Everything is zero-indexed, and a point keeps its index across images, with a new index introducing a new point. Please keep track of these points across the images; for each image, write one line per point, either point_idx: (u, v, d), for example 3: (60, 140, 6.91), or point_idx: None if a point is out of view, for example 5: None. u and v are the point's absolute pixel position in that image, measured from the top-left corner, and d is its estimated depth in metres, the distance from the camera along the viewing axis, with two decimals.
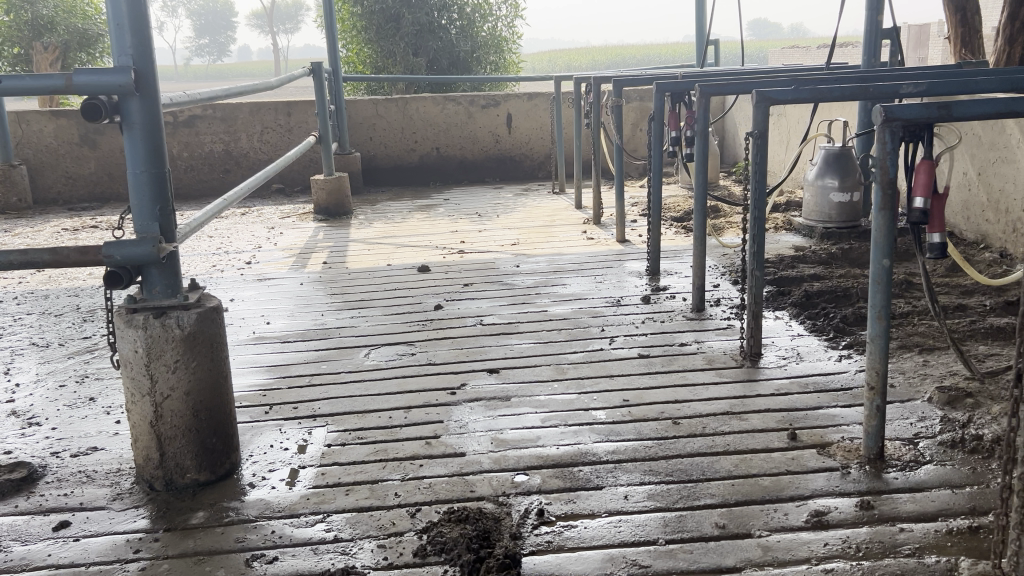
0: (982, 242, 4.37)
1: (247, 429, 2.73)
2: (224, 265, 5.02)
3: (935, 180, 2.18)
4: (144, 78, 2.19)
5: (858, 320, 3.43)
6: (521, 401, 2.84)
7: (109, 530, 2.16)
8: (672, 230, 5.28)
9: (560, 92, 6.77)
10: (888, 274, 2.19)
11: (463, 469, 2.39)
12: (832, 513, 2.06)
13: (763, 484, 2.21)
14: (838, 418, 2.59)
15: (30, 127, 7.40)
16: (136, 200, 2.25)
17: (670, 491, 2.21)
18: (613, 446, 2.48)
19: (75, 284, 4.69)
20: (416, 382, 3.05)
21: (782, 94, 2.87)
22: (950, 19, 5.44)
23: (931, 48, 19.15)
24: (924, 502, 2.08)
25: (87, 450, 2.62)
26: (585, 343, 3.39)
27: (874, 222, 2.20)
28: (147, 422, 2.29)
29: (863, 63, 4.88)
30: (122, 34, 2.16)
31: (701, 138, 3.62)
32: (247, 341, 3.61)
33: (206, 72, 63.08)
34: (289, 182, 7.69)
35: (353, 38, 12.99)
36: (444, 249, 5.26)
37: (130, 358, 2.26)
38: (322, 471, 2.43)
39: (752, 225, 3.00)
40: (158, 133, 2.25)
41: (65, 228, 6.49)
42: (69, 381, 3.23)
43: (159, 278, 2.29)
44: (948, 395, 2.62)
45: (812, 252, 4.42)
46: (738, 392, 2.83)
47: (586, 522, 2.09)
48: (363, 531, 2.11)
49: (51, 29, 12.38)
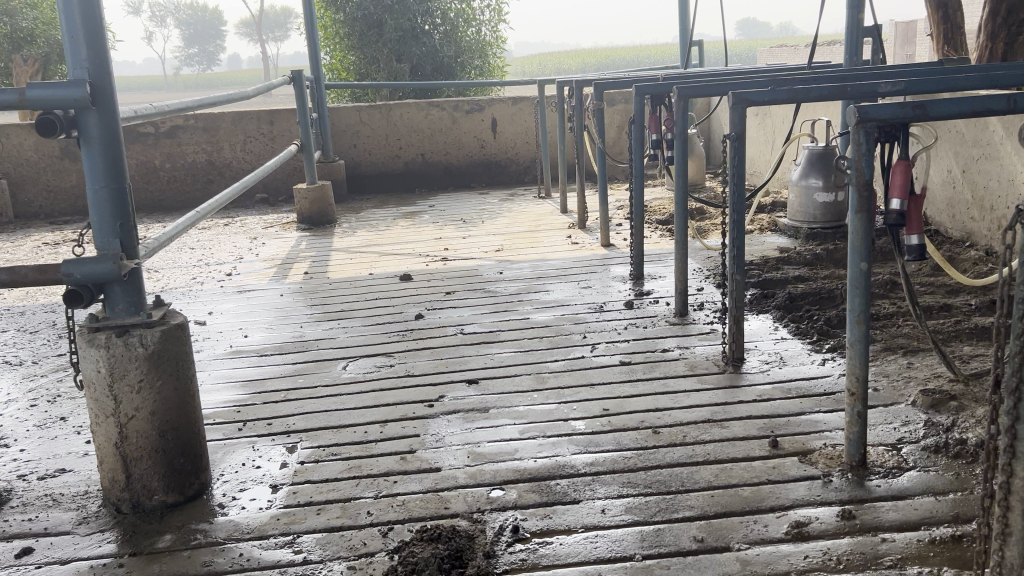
0: (967, 241, 4.34)
1: (219, 447, 2.68)
2: (203, 277, 4.96)
3: (911, 181, 2.14)
4: (102, 92, 2.14)
5: (841, 323, 3.38)
6: (499, 413, 2.80)
7: (72, 557, 2.10)
8: (656, 233, 5.25)
9: (543, 96, 6.72)
10: (866, 277, 2.15)
11: (438, 484, 2.34)
12: (813, 524, 2.01)
13: (743, 495, 2.16)
14: (821, 425, 2.54)
15: (11, 141, 7.31)
16: (96, 216, 2.19)
17: (648, 504, 2.16)
18: (592, 458, 2.43)
19: (53, 300, 4.62)
20: (393, 396, 3.00)
21: (759, 96, 2.81)
22: (931, 15, 5.40)
23: (918, 45, 19.28)
24: (907, 510, 2.04)
25: (54, 473, 2.56)
26: (567, 351, 3.34)
27: (851, 226, 2.15)
28: (112, 443, 2.23)
29: (845, 62, 4.85)
30: (77, 47, 2.11)
31: (680, 141, 3.57)
32: (223, 355, 3.55)
33: (194, 82, 63.18)
34: (273, 192, 7.63)
35: (336, 45, 12.94)
36: (427, 257, 5.21)
37: (93, 379, 2.20)
38: (293, 490, 2.38)
39: (733, 228, 2.96)
40: (117, 147, 2.20)
41: (45, 242, 6.43)
42: (42, 400, 3.17)
43: (122, 297, 2.23)
44: (932, 398, 2.58)
45: (797, 254, 4.38)
46: (720, 399, 2.78)
47: (562, 539, 2.04)
48: (333, 552, 2.05)
49: (32, 41, 12.36)
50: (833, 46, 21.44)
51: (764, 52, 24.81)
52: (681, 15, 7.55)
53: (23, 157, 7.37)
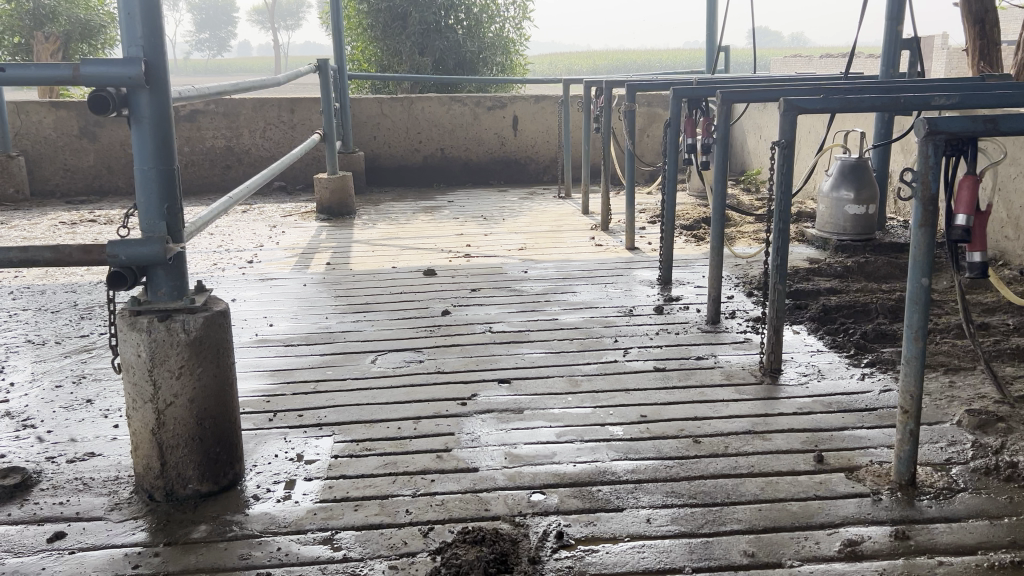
0: (1000, 259, 4.29)
1: (250, 437, 2.63)
2: (225, 263, 4.91)
3: (978, 197, 2.10)
4: (156, 71, 2.09)
5: (878, 337, 3.34)
6: (535, 415, 2.75)
7: (106, 543, 2.06)
8: (682, 238, 5.21)
9: (569, 96, 6.65)
10: (926, 292, 2.10)
11: (477, 485, 2.29)
12: (865, 543, 1.97)
13: (792, 510, 2.12)
14: (865, 441, 2.50)
15: (30, 118, 7.27)
16: (143, 196, 2.15)
17: (695, 515, 2.11)
18: (633, 465, 2.38)
19: (73, 280, 4.58)
20: (425, 392, 2.96)
21: (811, 103, 2.77)
22: (969, 31, 5.36)
23: (934, 61, 19.32)
24: (962, 533, 1.99)
25: (83, 456, 2.51)
26: (599, 354, 3.30)
27: (913, 239, 2.09)
28: (148, 430, 2.19)
29: (881, 74, 4.80)
30: (134, 23, 2.06)
31: (720, 146, 3.51)
32: (249, 343, 3.51)
33: (205, 67, 63.22)
34: (291, 180, 7.60)
35: (358, 36, 13.02)
36: (450, 252, 5.17)
37: (132, 363, 2.16)
38: (328, 484, 2.33)
39: (777, 237, 2.91)
40: (169, 128, 2.16)
41: (62, 221, 6.38)
42: (66, 382, 3.13)
43: (164, 280, 2.19)
44: (979, 419, 2.54)
45: (827, 265, 4.33)
46: (759, 411, 2.73)
47: (608, 547, 1.99)
48: (373, 550, 2.01)
49: (53, 19, 12.28)
50: (855, 58, 21.36)
51: (780, 64, 24.80)
52: (711, 20, 7.50)
53: (41, 135, 7.32)
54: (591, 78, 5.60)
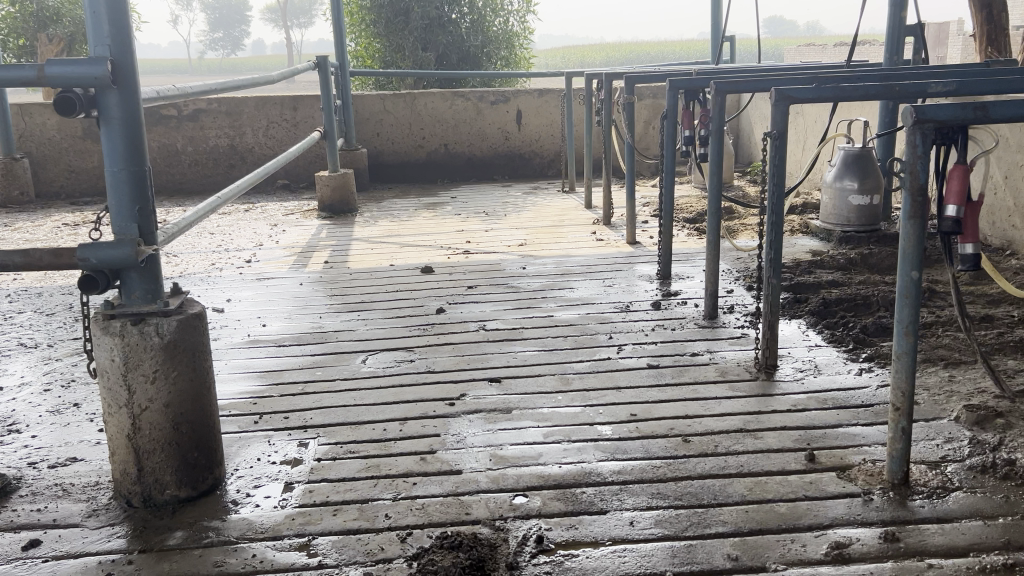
0: (1008, 249, 4.19)
1: (234, 441, 2.60)
2: (223, 263, 4.89)
3: (968, 187, 2.02)
4: (123, 71, 2.06)
5: (878, 331, 3.27)
6: (523, 414, 2.70)
7: (81, 551, 2.03)
8: (684, 231, 5.14)
9: (571, 89, 6.57)
10: (916, 287, 2.02)
11: (459, 488, 2.25)
12: (854, 546, 1.91)
13: (779, 511, 2.06)
14: (860, 438, 2.43)
15: (33, 120, 7.29)
16: (114, 198, 2.12)
17: (679, 518, 2.06)
18: (619, 466, 2.33)
19: (69, 282, 4.57)
20: (413, 393, 2.91)
21: (803, 93, 2.70)
22: (976, 15, 5.24)
23: (949, 47, 19.06)
24: (954, 534, 1.93)
25: (64, 461, 2.49)
26: (592, 351, 3.25)
27: (902, 232, 2.02)
28: (124, 435, 2.16)
29: (886, 61, 4.71)
30: (100, 23, 2.03)
31: (715, 138, 3.43)
32: (241, 344, 3.48)
33: (216, 66, 63.52)
34: (295, 178, 7.59)
35: (362, 32, 12.98)
36: (449, 249, 5.12)
37: (106, 368, 2.13)
38: (309, 488, 2.30)
39: (770, 229, 2.84)
40: (139, 129, 2.12)
41: (65, 223, 6.39)
42: (55, 385, 3.11)
43: (137, 283, 2.15)
44: (977, 415, 2.47)
45: (829, 258, 4.25)
46: (751, 408, 2.67)
47: (588, 552, 1.94)
48: (350, 556, 1.97)
49: (57, 21, 12.37)
50: (868, 45, 21.12)
51: (790, 53, 24.54)
52: (715, 9, 7.39)
53: (45, 137, 7.35)
54: (590, 71, 5.53)
